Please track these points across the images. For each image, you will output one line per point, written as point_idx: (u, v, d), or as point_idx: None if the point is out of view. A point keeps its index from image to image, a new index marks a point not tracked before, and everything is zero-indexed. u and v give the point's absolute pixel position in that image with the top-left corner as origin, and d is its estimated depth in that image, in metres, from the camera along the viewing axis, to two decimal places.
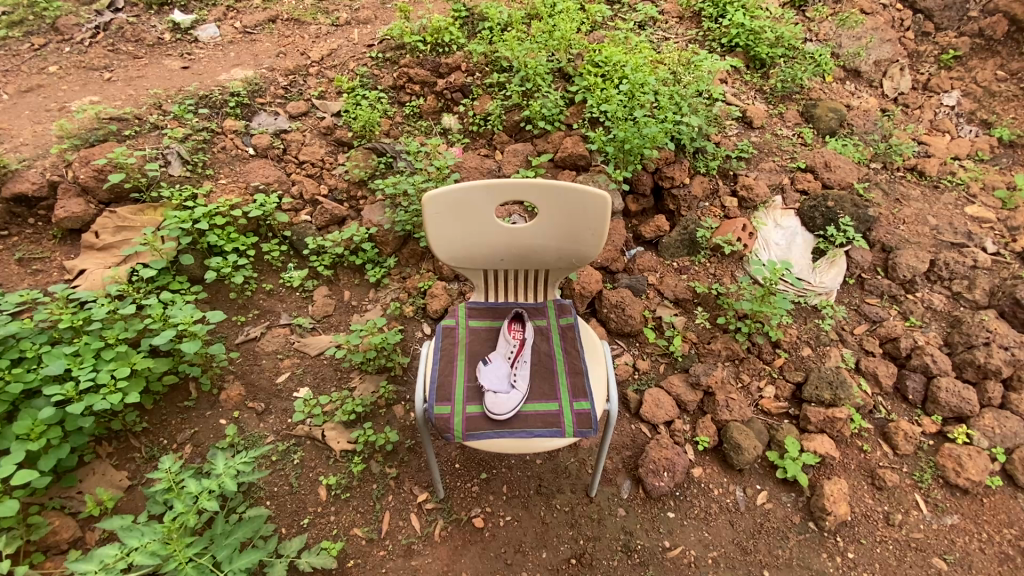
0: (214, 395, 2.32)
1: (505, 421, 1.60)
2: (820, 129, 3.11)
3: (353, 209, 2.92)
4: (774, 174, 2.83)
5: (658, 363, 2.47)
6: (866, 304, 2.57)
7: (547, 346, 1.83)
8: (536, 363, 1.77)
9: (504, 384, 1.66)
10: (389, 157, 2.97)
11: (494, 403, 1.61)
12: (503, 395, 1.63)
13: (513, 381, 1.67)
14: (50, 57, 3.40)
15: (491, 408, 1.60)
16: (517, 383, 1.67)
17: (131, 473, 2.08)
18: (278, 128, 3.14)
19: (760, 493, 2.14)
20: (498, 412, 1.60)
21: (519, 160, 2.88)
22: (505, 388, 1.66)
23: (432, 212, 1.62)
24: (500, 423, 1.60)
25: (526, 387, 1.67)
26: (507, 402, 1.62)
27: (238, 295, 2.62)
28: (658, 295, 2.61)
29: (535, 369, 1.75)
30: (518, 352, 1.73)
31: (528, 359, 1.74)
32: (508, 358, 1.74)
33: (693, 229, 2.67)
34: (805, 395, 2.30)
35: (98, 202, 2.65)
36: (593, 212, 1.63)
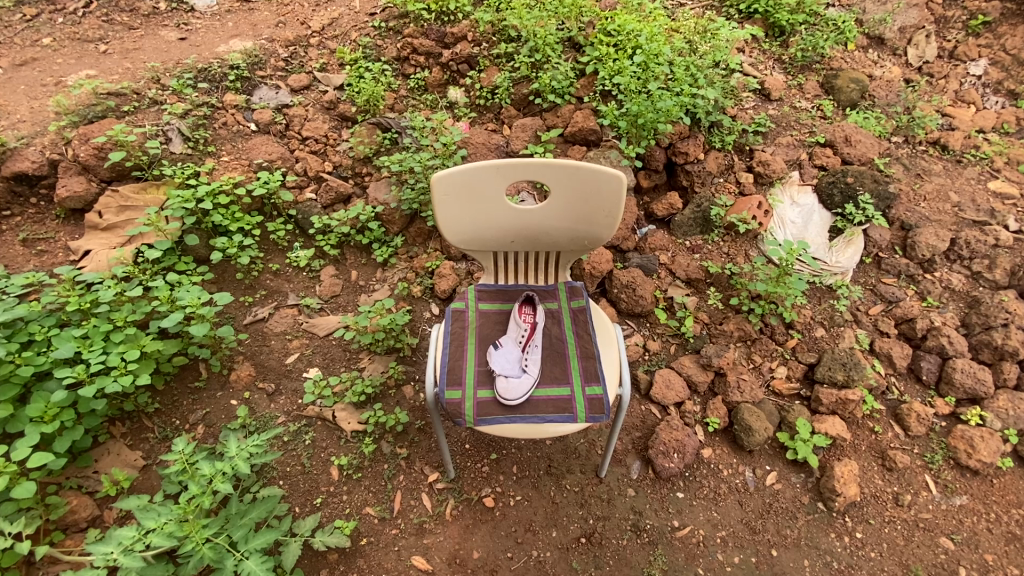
0: (224, 376, 2.33)
1: (517, 407, 1.59)
2: (841, 101, 2.99)
3: (358, 186, 2.88)
4: (791, 149, 2.73)
5: (669, 343, 2.45)
6: (882, 284, 2.52)
7: (559, 330, 1.79)
8: (547, 346, 1.75)
9: (516, 369, 1.64)
10: (394, 133, 2.90)
11: (505, 388, 1.60)
12: (515, 380, 1.62)
13: (524, 366, 1.64)
14: (43, 28, 3.29)
15: (503, 393, 1.59)
16: (529, 367, 1.65)
17: (145, 453, 2.12)
18: (280, 103, 3.06)
19: (769, 474, 2.14)
20: (509, 398, 1.58)
21: (528, 135, 2.79)
22: (517, 373, 1.64)
23: (439, 195, 1.57)
24: (511, 408, 1.59)
25: (538, 372, 1.65)
26: (518, 388, 1.60)
27: (245, 275, 2.59)
28: (670, 275, 2.57)
29: (546, 353, 1.73)
30: (529, 336, 1.70)
31: (539, 343, 1.71)
32: (520, 343, 1.71)
33: (706, 206, 2.60)
34: (818, 376, 2.28)
35: (99, 181, 2.61)
36: (606, 190, 1.57)
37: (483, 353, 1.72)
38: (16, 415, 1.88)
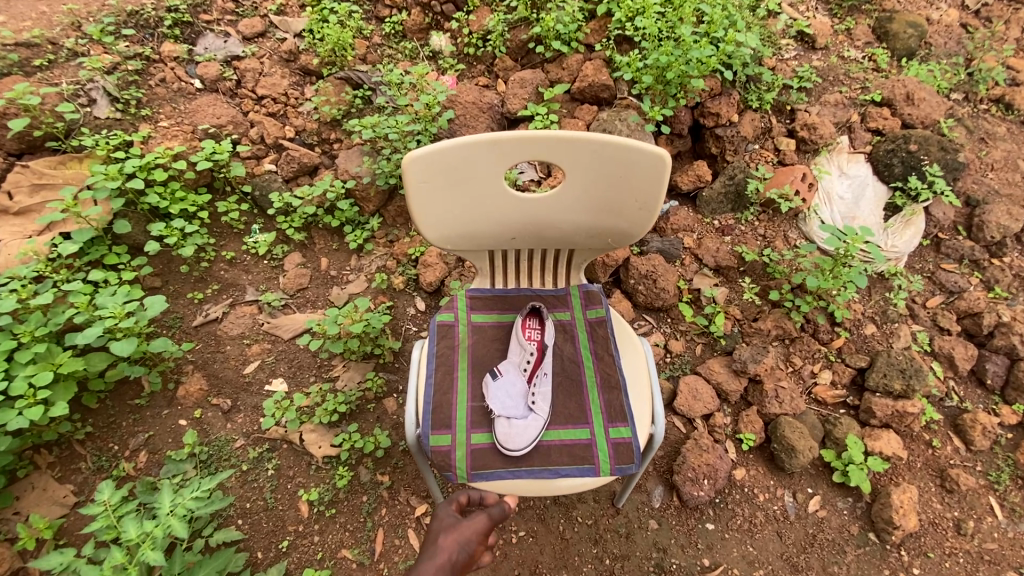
0: (170, 391, 1.96)
1: (522, 455, 1.24)
2: (895, 50, 2.53)
3: (326, 155, 2.43)
4: (840, 108, 2.29)
5: (694, 344, 2.10)
6: (941, 271, 2.16)
7: (572, 350, 1.43)
8: (558, 373, 1.38)
9: (521, 404, 1.29)
10: (367, 90, 2.42)
11: (508, 430, 1.25)
12: (519, 420, 1.26)
13: (531, 403, 1.28)
14: None
15: (504, 437, 1.24)
16: (539, 402, 1.29)
17: (77, 487, 1.78)
18: (229, 54, 2.54)
19: (812, 499, 1.85)
20: (512, 445, 1.23)
21: (528, 91, 2.31)
22: (524, 409, 1.29)
23: (418, 180, 1.16)
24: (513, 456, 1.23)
25: (547, 410, 1.29)
26: (524, 431, 1.25)
27: (192, 267, 2.18)
28: (695, 262, 2.19)
29: (558, 381, 1.37)
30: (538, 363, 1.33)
31: (549, 371, 1.35)
32: (525, 369, 1.35)
33: (740, 179, 2.19)
34: (869, 383, 1.95)
35: (7, 154, 2.15)
36: (642, 173, 1.17)
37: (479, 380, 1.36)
38: None
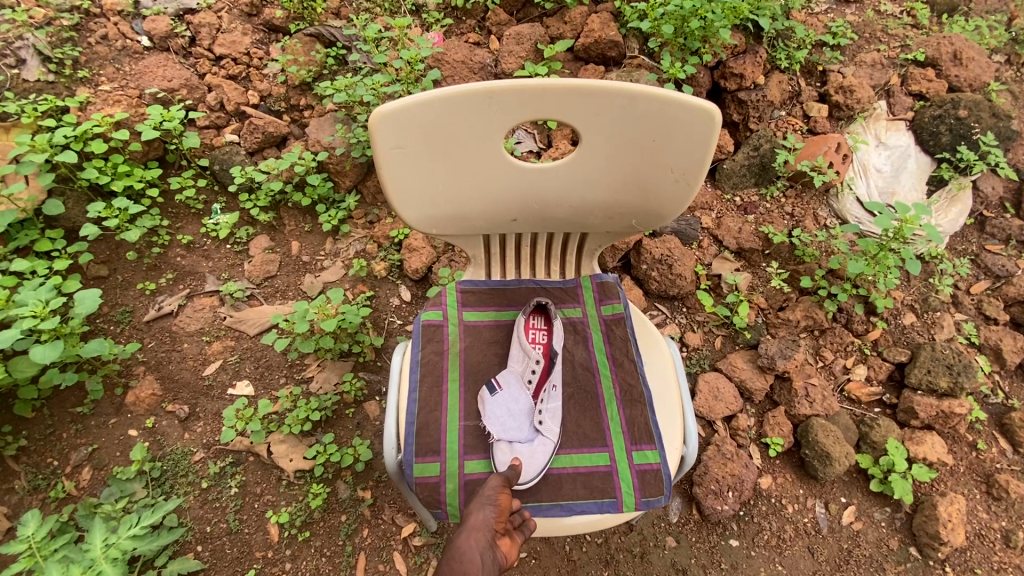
0: (118, 396, 1.70)
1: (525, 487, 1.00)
2: (936, 5, 2.26)
3: (296, 124, 2.13)
4: (878, 69, 2.03)
5: (713, 336, 1.88)
6: (987, 253, 1.94)
7: (587, 356, 1.19)
8: (570, 384, 1.15)
9: (525, 424, 1.05)
10: (341, 48, 2.12)
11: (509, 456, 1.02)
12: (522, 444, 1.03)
13: (537, 423, 1.05)
14: None
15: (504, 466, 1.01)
16: (547, 421, 1.06)
17: (10, 510, 1.54)
18: (181, 7, 2.20)
19: (847, 510, 1.65)
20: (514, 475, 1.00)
21: (525, 48, 2.01)
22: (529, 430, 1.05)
23: (391, 146, 0.90)
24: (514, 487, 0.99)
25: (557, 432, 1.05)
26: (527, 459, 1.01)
27: (142, 253, 1.91)
28: (714, 244, 1.95)
29: (569, 394, 1.13)
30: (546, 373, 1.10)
31: (558, 382, 1.11)
32: (531, 381, 1.12)
33: (767, 150, 1.94)
34: (910, 380, 1.74)
35: None
36: (680, 135, 0.92)
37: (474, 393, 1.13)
38: None
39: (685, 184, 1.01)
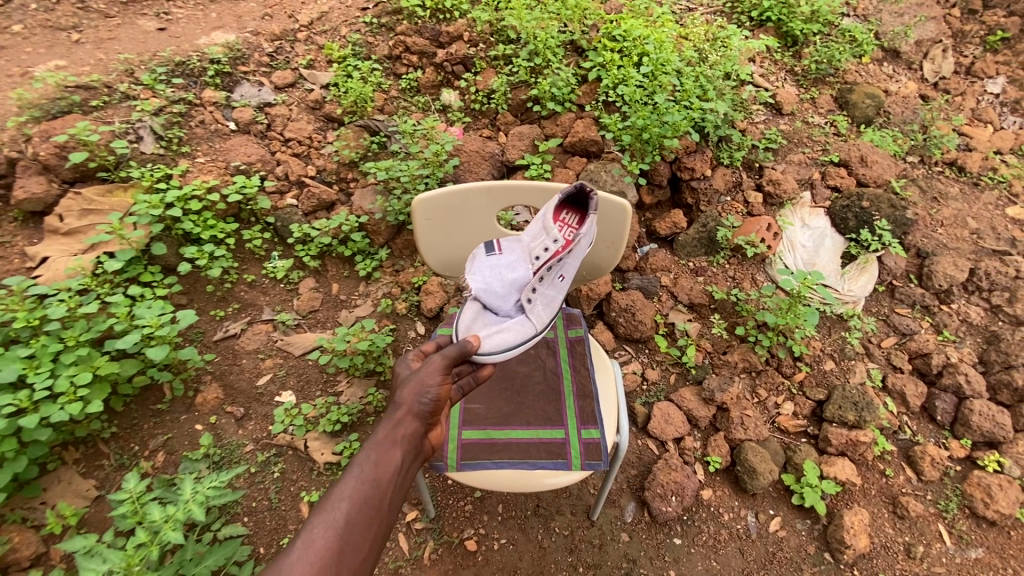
0: (189, 398, 2.15)
1: (492, 363, 1.30)
2: (855, 117, 2.85)
3: (343, 193, 2.70)
4: (804, 167, 2.58)
5: (669, 373, 2.31)
6: (896, 315, 2.36)
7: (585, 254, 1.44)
8: (572, 271, 1.38)
9: (509, 305, 1.37)
10: (383, 136, 2.74)
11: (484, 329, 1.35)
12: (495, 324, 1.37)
13: (528, 299, 1.35)
14: (14, 14, 3.12)
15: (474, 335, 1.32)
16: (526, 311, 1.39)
17: (99, 482, 1.95)
18: (262, 101, 2.85)
19: (773, 520, 2.00)
20: (492, 354, 1.27)
21: (525, 144, 2.61)
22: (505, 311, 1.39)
23: (424, 218, 1.52)
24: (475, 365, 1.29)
25: (541, 320, 1.36)
26: (505, 342, 1.30)
27: (217, 287, 2.41)
28: (671, 298, 2.42)
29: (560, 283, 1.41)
30: (558, 264, 1.32)
31: (561, 269, 1.35)
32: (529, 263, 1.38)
33: (712, 227, 2.45)
34: (827, 415, 2.13)
35: (61, 182, 2.42)
36: (608, 219, 1.49)
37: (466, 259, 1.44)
38: None
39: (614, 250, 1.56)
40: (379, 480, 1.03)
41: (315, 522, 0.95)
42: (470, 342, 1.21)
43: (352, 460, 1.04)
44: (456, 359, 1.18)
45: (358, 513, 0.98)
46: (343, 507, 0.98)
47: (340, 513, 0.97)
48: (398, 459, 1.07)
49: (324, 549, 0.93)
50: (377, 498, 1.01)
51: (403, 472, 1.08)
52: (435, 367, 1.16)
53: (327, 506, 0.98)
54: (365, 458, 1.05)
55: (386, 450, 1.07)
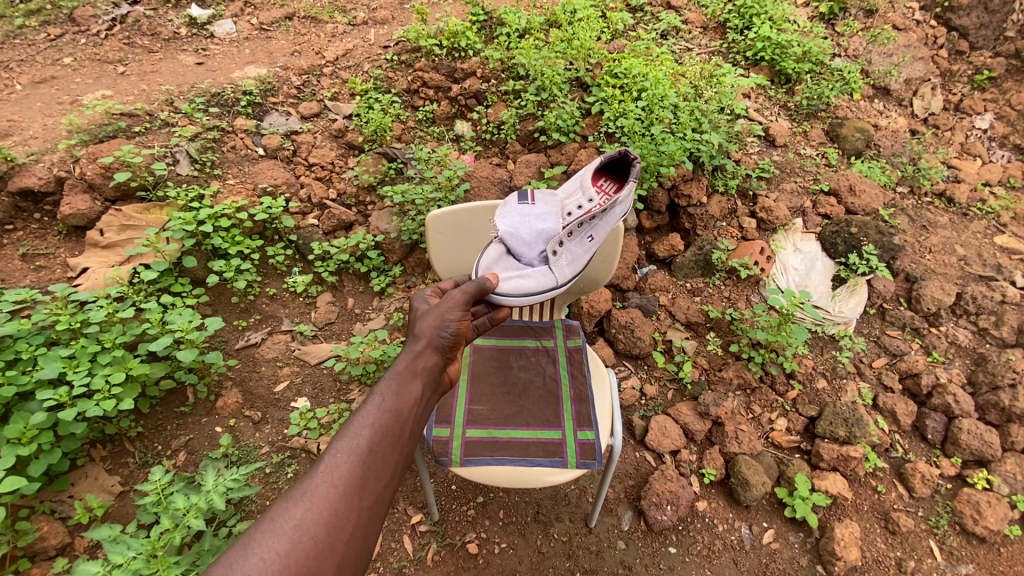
0: (211, 402, 2.28)
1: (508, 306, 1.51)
2: (845, 150, 3.00)
3: (361, 214, 2.88)
4: (795, 195, 2.72)
5: (667, 389, 2.40)
6: (886, 336, 2.46)
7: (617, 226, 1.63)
8: (601, 235, 1.58)
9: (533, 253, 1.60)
10: (400, 163, 2.93)
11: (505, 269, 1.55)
12: (517, 267, 1.56)
13: (555, 249, 1.57)
14: (66, 48, 3.42)
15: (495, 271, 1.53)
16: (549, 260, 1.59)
17: (123, 478, 2.05)
18: (289, 129, 3.07)
19: (766, 532, 2.06)
20: (506, 295, 1.48)
21: (532, 171, 2.79)
22: (530, 258, 1.60)
23: (436, 233, 1.67)
24: (490, 306, 1.53)
25: (561, 274, 1.57)
26: (522, 284, 1.50)
27: (240, 299, 2.57)
28: (669, 317, 2.53)
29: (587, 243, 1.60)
30: (587, 216, 1.53)
31: (589, 227, 1.56)
32: (562, 217, 1.60)
33: (708, 249, 2.58)
34: (818, 430, 2.21)
35: (104, 200, 2.62)
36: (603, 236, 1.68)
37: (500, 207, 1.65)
38: None
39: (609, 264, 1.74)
40: (400, 409, 1.06)
41: (338, 447, 0.97)
42: (488, 280, 1.40)
43: (371, 392, 1.07)
44: (473, 295, 1.33)
45: (381, 438, 1.00)
46: (365, 433, 1.00)
47: (363, 438, 0.99)
48: (418, 390, 1.11)
49: (349, 470, 0.95)
50: (399, 426, 1.04)
51: (423, 404, 1.12)
52: (453, 305, 1.26)
53: (350, 433, 1.00)
54: (385, 389, 1.08)
55: (407, 381, 1.11)
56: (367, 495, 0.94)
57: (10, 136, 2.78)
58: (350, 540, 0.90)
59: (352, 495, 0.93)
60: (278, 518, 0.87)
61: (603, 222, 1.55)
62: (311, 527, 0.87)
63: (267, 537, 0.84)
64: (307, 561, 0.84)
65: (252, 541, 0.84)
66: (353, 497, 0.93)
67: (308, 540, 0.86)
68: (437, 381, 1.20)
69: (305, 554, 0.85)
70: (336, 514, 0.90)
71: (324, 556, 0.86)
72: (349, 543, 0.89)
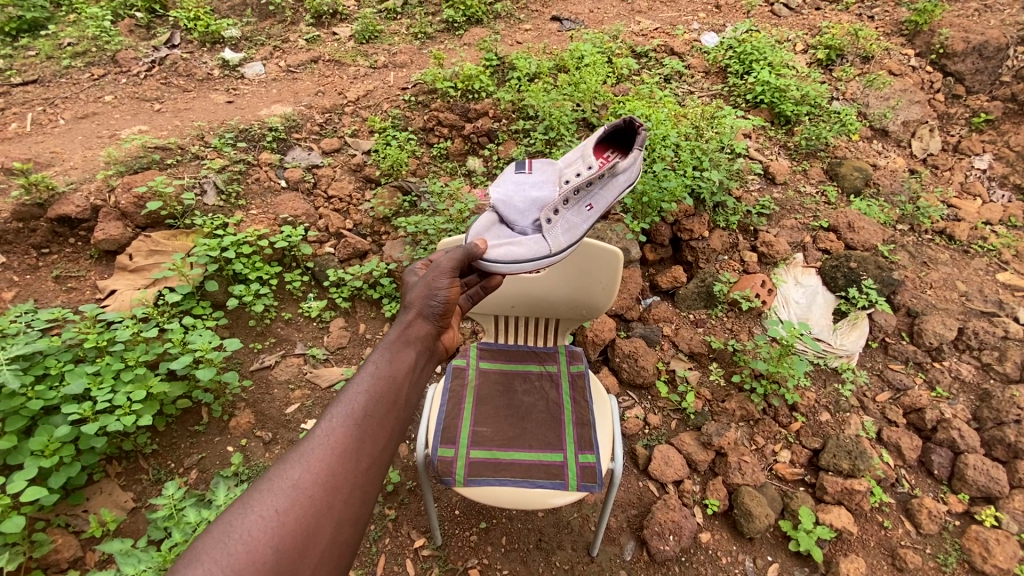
0: (224, 421, 2.35)
1: (501, 274, 1.57)
2: (844, 188, 3.10)
3: (375, 244, 3.00)
4: (796, 231, 2.82)
5: (670, 418, 2.42)
6: (889, 370, 2.48)
7: (614, 201, 1.77)
8: (596, 206, 1.73)
9: (527, 221, 1.69)
10: (414, 197, 3.08)
11: (495, 237, 1.64)
12: (508, 236, 1.65)
13: (551, 217, 1.67)
14: (107, 87, 3.68)
15: (486, 238, 1.61)
16: (542, 228, 1.66)
17: (136, 495, 2.11)
18: (311, 163, 3.25)
19: (770, 566, 2.04)
20: (496, 261, 1.54)
21: None
22: (524, 225, 1.69)
23: None
24: (483, 275, 1.60)
25: (556, 243, 1.64)
26: (513, 251, 1.57)
27: (257, 322, 2.67)
28: (672, 347, 2.58)
29: (582, 213, 1.71)
30: (586, 185, 1.68)
31: (589, 199, 1.72)
32: (557, 187, 1.73)
33: (710, 282, 2.66)
34: (822, 463, 2.21)
35: (134, 226, 2.77)
36: (605, 265, 1.75)
37: (500, 179, 1.81)
38: (19, 447, 1.92)
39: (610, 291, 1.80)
40: (392, 375, 1.12)
41: (333, 413, 1.02)
42: (475, 246, 1.48)
43: (364, 362, 1.14)
44: (459, 261, 1.42)
45: (374, 403, 1.06)
46: (359, 399, 1.05)
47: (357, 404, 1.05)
48: (409, 358, 1.18)
49: (344, 433, 1.00)
50: (391, 392, 1.10)
51: (415, 371, 1.18)
52: (442, 275, 1.35)
53: (344, 399, 1.06)
54: (377, 359, 1.15)
55: (398, 350, 1.18)
56: (363, 457, 0.99)
57: (52, 166, 2.98)
58: (347, 497, 0.95)
59: (347, 457, 0.98)
60: (277, 478, 0.93)
61: (601, 193, 1.72)
62: (308, 484, 0.92)
63: (267, 495, 0.90)
64: (305, 516, 0.89)
65: (252, 499, 0.89)
66: (350, 458, 0.98)
67: (306, 497, 0.91)
68: (429, 351, 1.27)
69: (303, 510, 0.90)
70: (333, 474, 0.95)
71: (322, 513, 0.91)
72: (346, 501, 0.94)
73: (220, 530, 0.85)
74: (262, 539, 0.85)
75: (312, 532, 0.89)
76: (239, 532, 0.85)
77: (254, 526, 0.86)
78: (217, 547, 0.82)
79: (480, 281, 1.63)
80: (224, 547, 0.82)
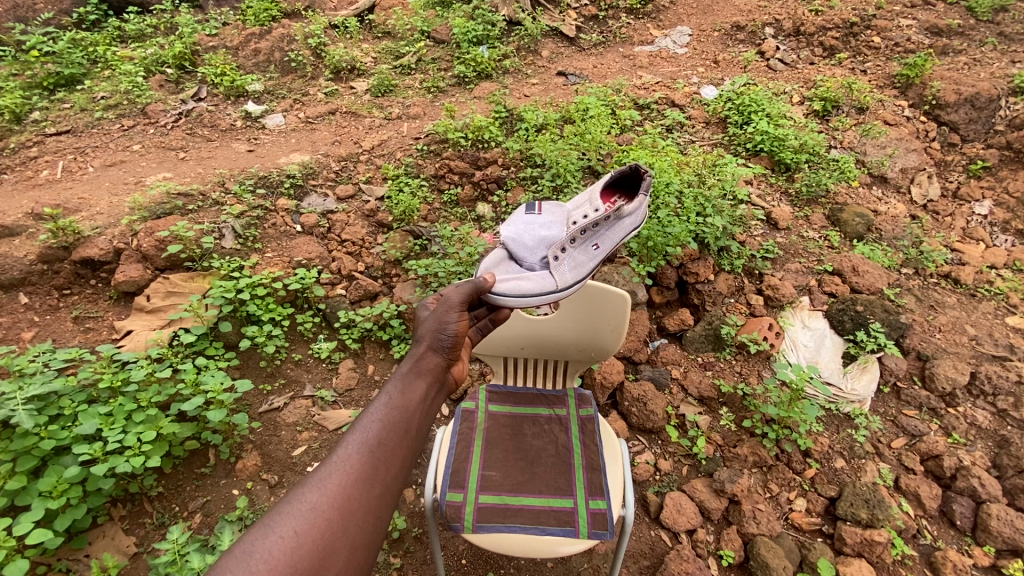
0: (230, 463, 2.34)
1: (508, 307, 1.62)
2: (847, 233, 3.15)
3: (386, 285, 3.04)
4: (801, 274, 2.86)
5: (681, 464, 2.38)
6: (903, 416, 2.44)
7: (619, 242, 1.83)
8: (603, 246, 1.78)
9: (535, 258, 1.75)
10: (424, 240, 3.16)
11: (504, 272, 1.71)
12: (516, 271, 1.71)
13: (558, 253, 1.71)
14: (135, 137, 3.87)
15: (494, 273, 1.68)
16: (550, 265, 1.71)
17: (138, 539, 2.08)
18: (325, 209, 3.35)
19: None
20: (503, 295, 1.60)
21: None
22: (532, 262, 1.76)
23: None
24: (491, 309, 1.70)
25: (563, 279, 1.68)
26: (519, 286, 1.62)
27: (268, 363, 2.70)
28: (682, 391, 2.56)
29: (589, 252, 1.76)
30: (592, 225, 1.73)
31: (594, 237, 1.77)
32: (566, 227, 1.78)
33: (718, 325, 2.67)
34: (839, 512, 2.15)
35: (154, 269, 2.86)
36: (612, 307, 1.77)
37: (511, 218, 1.90)
38: (27, 488, 1.92)
39: (618, 333, 1.81)
40: (405, 405, 1.16)
41: (350, 439, 1.06)
42: (484, 281, 1.55)
43: (379, 391, 1.18)
44: (468, 294, 1.47)
45: (388, 432, 1.09)
46: (374, 428, 1.09)
47: (372, 433, 1.08)
48: (421, 390, 1.22)
49: (360, 461, 1.03)
50: (405, 422, 1.13)
51: (426, 402, 1.22)
52: (452, 307, 1.40)
53: (361, 427, 1.09)
54: (391, 389, 1.18)
55: (411, 382, 1.22)
56: (377, 483, 1.02)
57: (79, 211, 3.10)
58: (360, 521, 0.98)
59: (362, 482, 1.01)
60: (296, 502, 0.95)
61: (606, 233, 1.77)
62: (325, 509, 0.95)
63: (285, 517, 0.92)
64: (322, 538, 0.92)
65: (271, 521, 0.92)
66: (365, 483, 1.01)
67: (323, 521, 0.94)
68: (439, 383, 1.31)
69: (320, 533, 0.92)
70: (348, 499, 0.98)
71: (338, 536, 0.94)
72: (360, 526, 0.97)
73: (241, 551, 0.87)
74: (282, 559, 0.87)
75: (328, 554, 0.91)
76: (260, 552, 0.87)
77: (274, 548, 0.88)
78: (238, 567, 0.85)
79: (489, 314, 1.73)
80: (245, 569, 0.84)
